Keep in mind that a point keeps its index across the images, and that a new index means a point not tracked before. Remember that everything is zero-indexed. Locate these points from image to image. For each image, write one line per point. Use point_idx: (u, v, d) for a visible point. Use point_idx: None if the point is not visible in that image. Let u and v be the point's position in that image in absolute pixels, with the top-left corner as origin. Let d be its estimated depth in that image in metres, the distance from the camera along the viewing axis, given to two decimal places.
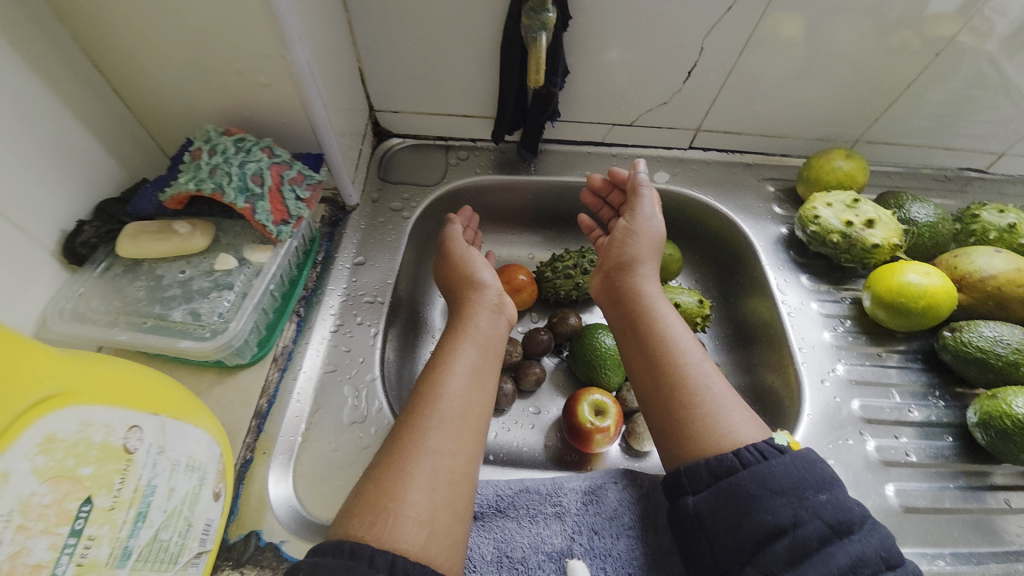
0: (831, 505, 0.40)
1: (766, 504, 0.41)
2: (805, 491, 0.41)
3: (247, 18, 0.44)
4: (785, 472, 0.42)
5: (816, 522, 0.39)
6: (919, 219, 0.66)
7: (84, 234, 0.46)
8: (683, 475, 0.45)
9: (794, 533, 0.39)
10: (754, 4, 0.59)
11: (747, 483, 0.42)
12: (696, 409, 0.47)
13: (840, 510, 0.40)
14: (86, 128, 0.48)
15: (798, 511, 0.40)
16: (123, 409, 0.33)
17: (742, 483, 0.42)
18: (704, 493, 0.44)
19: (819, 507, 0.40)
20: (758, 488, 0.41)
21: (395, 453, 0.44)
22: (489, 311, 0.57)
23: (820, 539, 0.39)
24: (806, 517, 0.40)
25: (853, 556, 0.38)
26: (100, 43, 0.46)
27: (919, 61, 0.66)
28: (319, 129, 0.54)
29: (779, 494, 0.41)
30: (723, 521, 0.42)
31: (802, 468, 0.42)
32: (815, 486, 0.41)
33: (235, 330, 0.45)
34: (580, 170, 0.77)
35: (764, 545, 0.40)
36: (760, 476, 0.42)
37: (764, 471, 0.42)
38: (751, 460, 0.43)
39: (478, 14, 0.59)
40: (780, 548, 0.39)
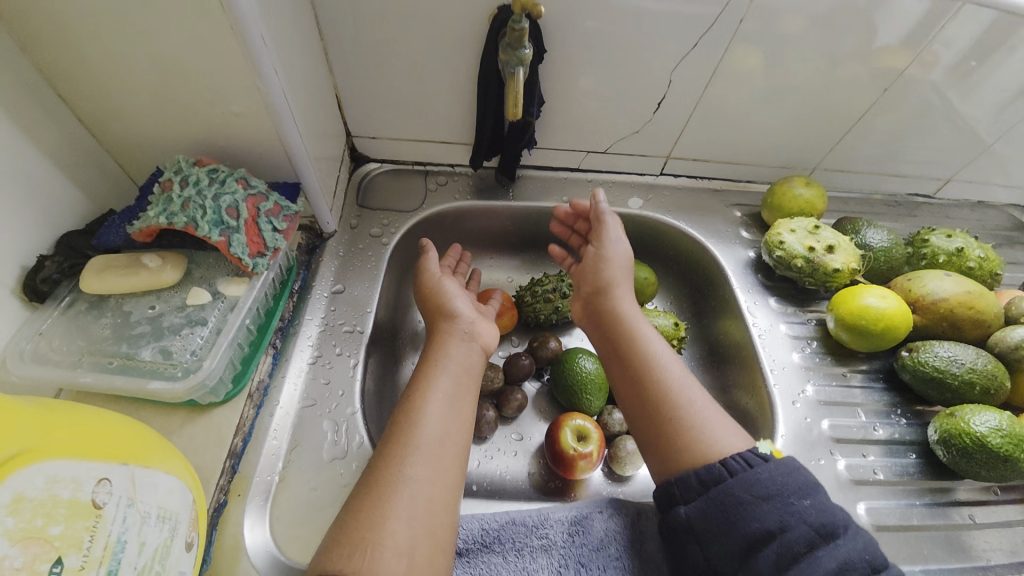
0: (815, 508, 0.42)
1: (755, 511, 0.42)
2: (790, 496, 0.43)
3: (222, 48, 0.43)
4: (770, 479, 0.44)
5: (802, 527, 0.41)
6: (874, 245, 0.70)
7: (45, 269, 0.44)
8: (673, 486, 0.47)
9: (782, 538, 0.41)
10: (718, 40, 0.63)
11: (735, 490, 0.44)
12: (685, 427, 0.49)
13: (823, 513, 0.42)
14: (49, 159, 0.46)
15: (784, 516, 0.42)
16: (91, 462, 0.32)
17: (731, 491, 0.44)
18: (695, 504, 0.45)
19: (803, 512, 0.42)
20: (745, 496, 0.43)
21: (374, 484, 0.43)
22: (463, 335, 0.57)
23: (806, 543, 0.40)
24: (794, 522, 0.41)
25: (839, 559, 0.39)
26: (65, 71, 0.45)
27: (868, 95, 0.71)
28: (296, 159, 0.53)
29: (767, 501, 0.43)
30: (715, 530, 0.44)
31: (786, 476, 0.44)
32: (799, 491, 0.43)
33: (209, 368, 0.43)
34: (558, 195, 0.79)
35: (754, 552, 0.42)
36: (747, 483, 0.44)
37: (752, 479, 0.44)
38: (737, 470, 0.45)
39: (456, 44, 0.60)
40: (769, 554, 0.41)
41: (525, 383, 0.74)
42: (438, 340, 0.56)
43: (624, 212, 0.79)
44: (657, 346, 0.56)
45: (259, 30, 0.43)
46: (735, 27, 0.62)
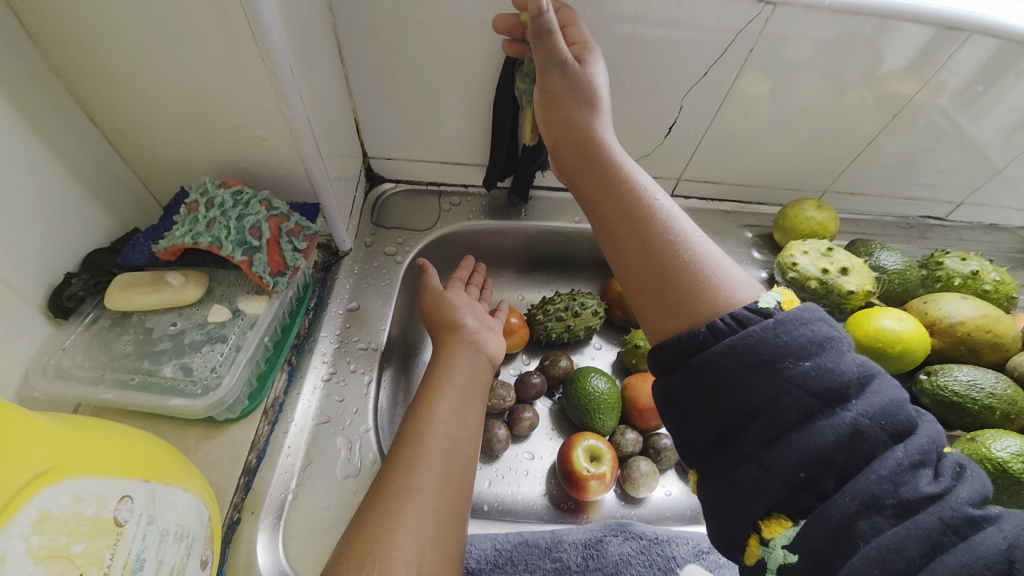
0: (822, 374, 0.34)
1: (745, 380, 0.35)
2: (787, 357, 0.34)
3: (249, 75, 0.45)
4: (764, 339, 0.35)
5: (799, 395, 0.33)
6: (889, 266, 0.70)
7: (71, 287, 0.45)
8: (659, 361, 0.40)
9: (773, 410, 0.34)
10: (728, 67, 0.64)
11: (719, 356, 0.36)
12: (678, 270, 0.42)
13: (830, 375, 0.34)
14: (79, 180, 0.47)
15: (777, 381, 0.34)
16: (113, 479, 0.32)
17: (716, 360, 0.36)
18: (679, 366, 0.38)
19: (801, 376, 0.34)
20: (733, 364, 0.35)
21: (383, 494, 0.42)
22: (469, 348, 0.58)
23: (803, 410, 0.33)
24: (789, 389, 0.34)
25: (845, 427, 0.32)
26: (99, 96, 0.46)
27: (878, 120, 0.72)
28: (316, 180, 0.55)
29: (757, 367, 0.35)
30: (699, 407, 0.37)
31: (790, 329, 0.35)
32: (800, 352, 0.35)
33: (228, 386, 0.44)
34: (569, 215, 0.80)
35: (744, 426, 0.35)
36: (738, 340, 0.36)
37: (740, 337, 0.36)
38: (726, 331, 0.37)
39: (472, 69, 0.62)
40: (761, 433, 0.34)
41: (537, 402, 0.73)
42: (445, 351, 0.57)
43: None
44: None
45: (287, 58, 0.45)
46: (746, 55, 0.63)
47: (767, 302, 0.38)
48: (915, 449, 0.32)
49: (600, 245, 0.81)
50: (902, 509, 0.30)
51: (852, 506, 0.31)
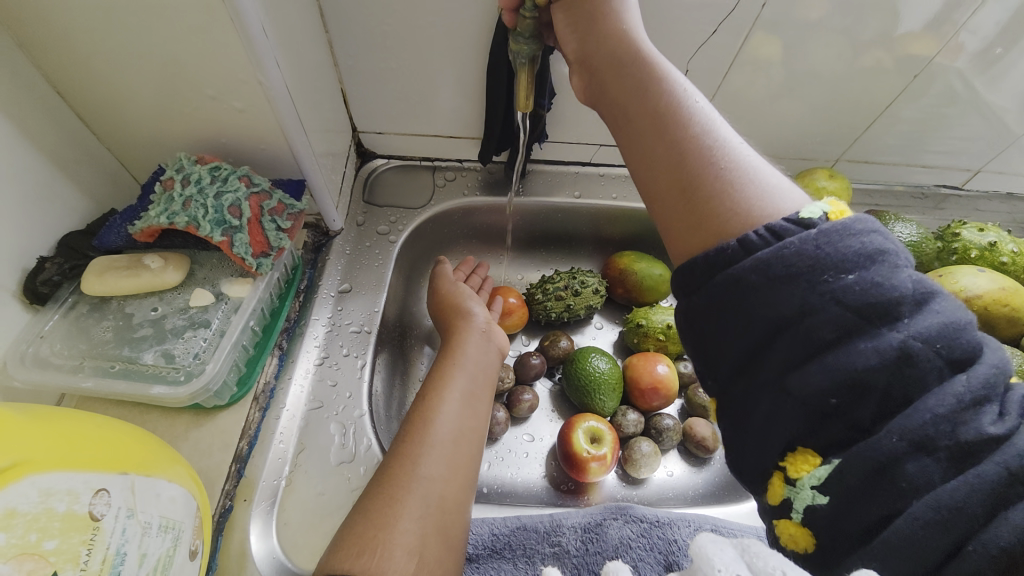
0: (871, 288, 0.28)
1: (775, 296, 0.29)
2: (828, 268, 0.28)
3: (221, 42, 0.42)
4: (803, 248, 0.29)
5: (841, 313, 0.28)
6: (903, 239, 0.67)
7: (45, 271, 0.43)
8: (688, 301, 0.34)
9: (808, 328, 0.28)
10: (737, 28, 0.60)
11: (749, 269, 0.30)
12: (707, 189, 0.34)
13: (878, 288, 0.28)
14: (50, 159, 0.45)
15: (813, 295, 0.28)
16: (88, 473, 0.31)
17: (743, 275, 0.30)
18: (697, 284, 0.32)
19: (843, 291, 0.28)
20: (761, 279, 0.29)
21: (385, 480, 0.40)
22: (480, 336, 0.55)
23: (839, 327, 0.28)
24: (829, 304, 0.28)
25: (893, 350, 0.27)
26: (63, 68, 0.43)
27: (896, 83, 0.68)
28: (300, 156, 0.52)
29: (789, 279, 0.29)
30: (718, 331, 0.31)
31: (834, 242, 0.29)
32: (844, 264, 0.28)
33: (212, 372, 0.42)
34: (569, 190, 0.76)
35: (770, 349, 0.30)
36: (770, 249, 0.30)
37: (772, 246, 0.30)
38: (758, 245, 0.30)
39: (463, 34, 0.58)
40: (789, 358, 0.29)
41: (537, 383, 0.72)
42: (456, 337, 0.55)
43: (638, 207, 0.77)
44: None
45: (261, 22, 0.42)
46: (756, 14, 0.59)
47: (810, 212, 0.31)
48: (979, 382, 0.26)
49: (600, 221, 0.79)
50: (956, 452, 0.25)
51: (898, 448, 0.26)
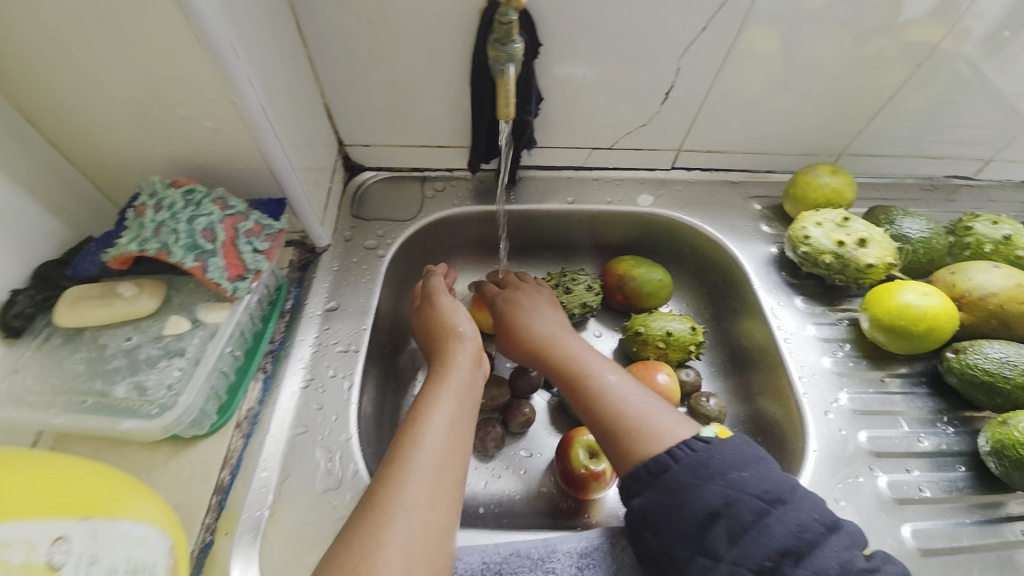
0: (755, 478, 0.42)
1: (700, 491, 0.42)
2: (730, 470, 0.42)
3: (187, 62, 0.40)
4: (710, 458, 0.43)
5: (748, 500, 0.40)
6: (913, 236, 0.64)
7: (17, 305, 0.42)
8: (627, 480, 0.46)
9: (728, 513, 0.40)
10: (728, 22, 0.58)
11: (679, 475, 0.43)
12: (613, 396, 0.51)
13: (764, 483, 0.41)
14: (22, 189, 0.44)
15: (728, 491, 0.41)
16: (45, 520, 0.30)
17: (677, 476, 0.43)
18: (647, 495, 0.44)
19: (743, 483, 0.41)
20: (689, 479, 0.42)
21: (369, 506, 0.39)
22: (469, 366, 0.51)
23: (754, 515, 0.40)
24: (738, 496, 0.41)
25: (789, 528, 0.39)
26: (31, 95, 0.42)
27: (900, 72, 0.65)
28: (279, 173, 0.50)
29: (710, 480, 0.42)
30: (660, 523, 0.43)
31: (771, 532, 0.39)
32: (736, 464, 0.43)
33: (185, 404, 0.41)
34: (562, 196, 0.74)
35: (702, 539, 0.41)
36: (689, 468, 0.43)
37: (693, 463, 0.43)
38: (727, 553, 0.39)
39: (444, 42, 0.57)
40: (721, 531, 0.40)
41: (534, 395, 0.70)
42: (443, 364, 0.51)
43: (633, 210, 0.75)
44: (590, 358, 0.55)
45: (227, 41, 0.40)
46: (748, 6, 0.56)
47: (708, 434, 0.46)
48: (841, 538, 0.39)
49: (596, 226, 0.77)
50: None
51: None
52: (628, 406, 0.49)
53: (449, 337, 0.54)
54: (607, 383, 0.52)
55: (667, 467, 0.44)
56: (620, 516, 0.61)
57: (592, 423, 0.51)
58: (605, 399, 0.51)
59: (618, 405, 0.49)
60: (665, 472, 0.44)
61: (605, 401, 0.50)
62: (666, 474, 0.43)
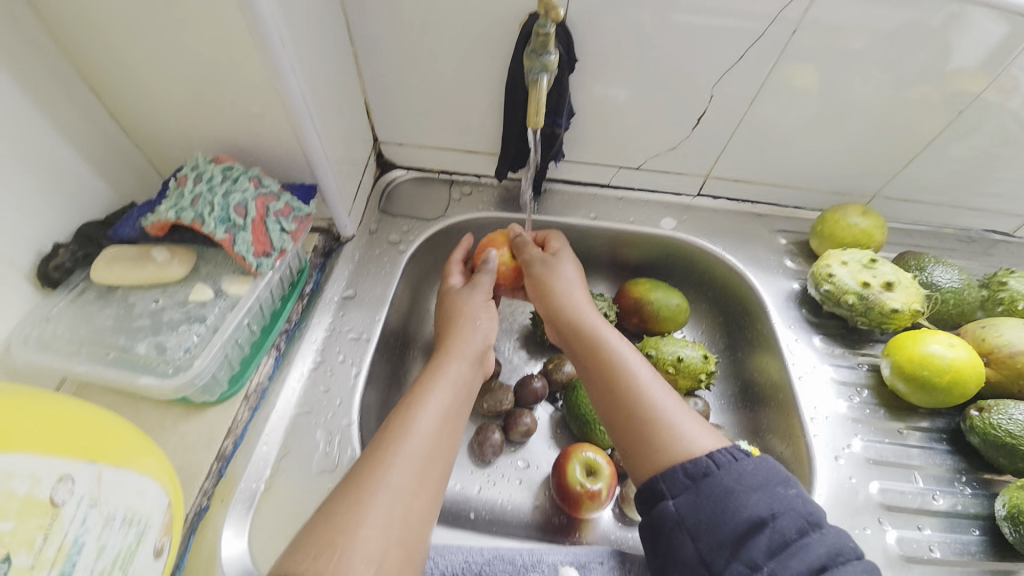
0: (801, 498, 0.39)
1: (746, 500, 0.39)
2: (777, 485, 0.40)
3: (240, 49, 0.43)
4: (756, 471, 0.40)
5: (795, 516, 0.38)
6: (942, 285, 0.62)
7: (58, 257, 0.45)
8: (660, 481, 0.42)
9: (773, 527, 0.37)
10: (768, 54, 0.58)
11: (723, 481, 0.40)
12: (638, 395, 0.47)
13: (809, 503, 0.39)
14: (77, 150, 0.47)
15: (775, 503, 0.38)
16: (53, 458, 0.32)
17: (722, 482, 0.40)
18: (684, 497, 0.40)
19: (790, 499, 0.39)
20: (734, 486, 0.39)
21: (353, 483, 0.39)
22: (471, 358, 0.50)
23: (799, 531, 0.37)
24: (785, 511, 0.38)
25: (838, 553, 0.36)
26: (97, 67, 0.46)
27: (942, 118, 0.63)
28: (314, 161, 0.53)
29: (756, 490, 0.39)
30: (697, 531, 0.39)
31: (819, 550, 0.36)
32: (784, 481, 0.40)
33: (199, 369, 0.43)
34: (584, 212, 0.75)
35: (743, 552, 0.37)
36: (734, 474, 0.40)
37: (737, 471, 0.40)
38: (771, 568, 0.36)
39: (485, 52, 0.58)
40: (762, 542, 0.37)
41: (536, 407, 0.69)
42: (445, 351, 0.50)
43: (655, 232, 0.75)
44: (621, 347, 0.51)
45: (279, 31, 0.43)
46: (788, 39, 0.56)
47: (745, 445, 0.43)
48: None
49: (616, 244, 0.77)
50: None
51: None
52: (662, 406, 0.46)
53: (456, 334, 0.52)
54: (639, 377, 0.48)
55: (710, 472, 0.41)
56: (612, 538, 0.60)
57: (619, 417, 0.47)
58: (637, 394, 0.47)
59: (651, 404, 0.46)
60: (707, 477, 0.40)
61: (637, 398, 0.47)
62: (708, 480, 0.40)
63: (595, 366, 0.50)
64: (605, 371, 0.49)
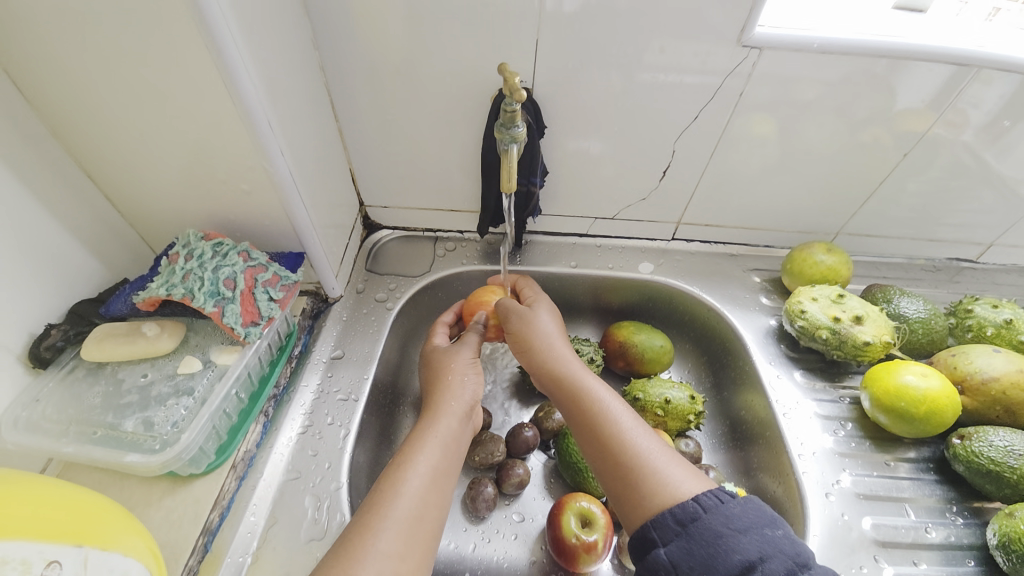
0: (788, 538, 0.39)
1: (735, 544, 0.39)
2: (764, 526, 0.40)
3: (231, 135, 0.47)
4: (743, 512, 0.41)
5: (783, 557, 0.38)
6: (910, 315, 0.65)
7: (50, 337, 0.47)
8: (651, 529, 0.42)
9: (763, 570, 0.37)
10: (723, 109, 0.63)
11: (712, 524, 0.40)
12: (623, 441, 0.48)
13: (797, 543, 0.39)
14: (73, 233, 0.50)
15: (763, 546, 0.39)
16: (43, 543, 0.33)
17: (711, 526, 0.40)
18: (675, 544, 0.40)
19: (779, 541, 0.39)
20: (723, 529, 0.40)
21: (341, 550, 0.39)
22: (459, 415, 0.50)
23: (788, 574, 0.37)
24: (774, 553, 0.38)
25: None
26: (94, 156, 0.49)
27: (891, 158, 0.68)
28: (301, 230, 0.55)
29: (744, 533, 0.39)
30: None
31: None
32: (771, 521, 0.40)
33: (185, 442, 0.44)
34: (565, 260, 0.78)
35: None
36: (722, 517, 0.40)
37: (725, 514, 0.41)
38: None
39: (462, 121, 0.63)
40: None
41: (530, 457, 0.69)
42: (432, 408, 0.50)
43: (634, 277, 0.77)
44: (603, 393, 0.52)
45: (267, 117, 0.47)
46: (738, 97, 0.62)
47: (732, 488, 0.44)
48: None
49: (598, 290, 0.79)
50: None
51: None
52: (647, 451, 0.47)
53: (442, 391, 0.52)
54: (623, 424, 0.49)
55: (698, 516, 0.41)
56: None
57: (607, 465, 0.48)
58: (623, 441, 0.48)
59: (636, 450, 0.47)
60: (696, 521, 0.41)
61: (622, 445, 0.47)
62: (698, 525, 0.40)
63: (581, 415, 0.51)
64: (590, 420, 0.50)
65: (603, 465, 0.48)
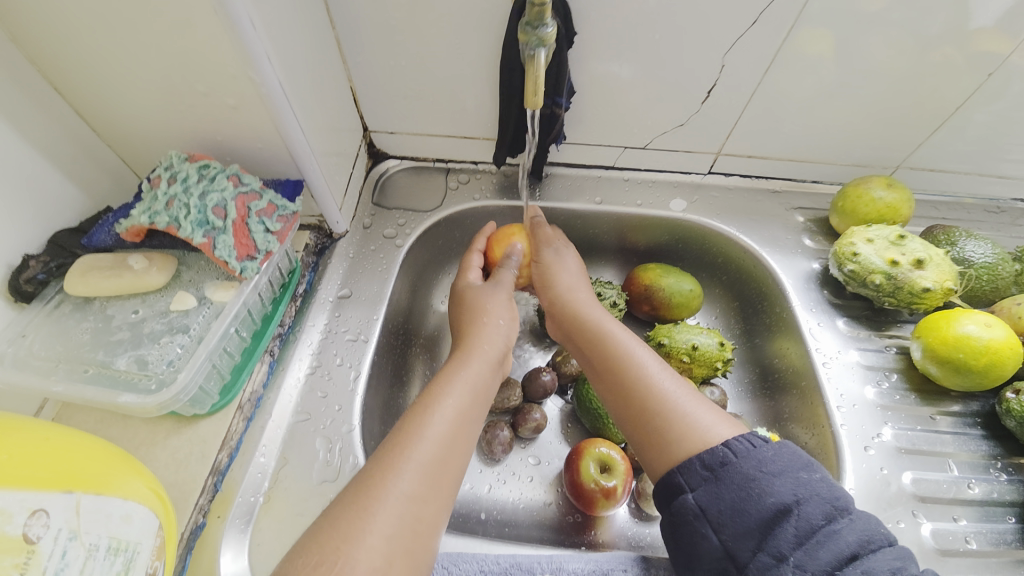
0: (826, 482, 0.36)
1: (768, 487, 0.36)
2: (799, 470, 0.36)
3: (206, 36, 0.40)
4: (777, 458, 0.37)
5: (820, 501, 0.35)
6: (975, 260, 0.58)
7: (30, 270, 0.43)
8: (677, 474, 0.39)
9: (799, 513, 0.34)
10: (780, 20, 0.53)
11: (743, 468, 0.37)
12: (652, 392, 0.43)
13: (835, 487, 0.36)
14: (44, 155, 0.44)
15: (799, 488, 0.35)
16: (26, 491, 0.30)
17: (741, 469, 0.37)
18: (704, 489, 0.37)
19: (815, 485, 0.35)
20: (756, 473, 0.36)
21: (361, 484, 0.36)
22: (492, 362, 0.47)
23: (825, 518, 0.34)
24: (810, 496, 0.35)
25: (860, 538, 0.33)
26: (55, 61, 0.42)
27: (970, 83, 0.58)
28: (297, 155, 0.50)
29: (778, 476, 0.36)
30: (720, 522, 0.36)
31: (842, 533, 0.33)
32: (805, 465, 0.37)
33: (182, 382, 0.41)
34: (590, 196, 0.71)
35: (767, 542, 0.34)
36: (755, 462, 0.37)
37: (757, 458, 0.37)
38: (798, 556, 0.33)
39: (476, 29, 0.54)
40: (789, 531, 0.34)
41: (547, 401, 0.67)
42: (466, 352, 0.47)
43: (663, 215, 0.71)
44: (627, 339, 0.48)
45: (248, 14, 0.39)
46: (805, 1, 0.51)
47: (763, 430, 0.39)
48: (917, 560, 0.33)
49: (623, 229, 0.73)
50: None
51: None
52: (672, 393, 0.42)
53: (477, 333, 0.49)
54: (646, 368, 0.45)
55: (728, 461, 0.37)
56: (629, 536, 0.58)
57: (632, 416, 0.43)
58: (644, 385, 0.44)
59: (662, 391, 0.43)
60: (726, 466, 0.37)
61: (645, 392, 0.43)
62: (728, 469, 0.37)
63: (600, 366, 0.47)
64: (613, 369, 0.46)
65: (630, 413, 0.43)
